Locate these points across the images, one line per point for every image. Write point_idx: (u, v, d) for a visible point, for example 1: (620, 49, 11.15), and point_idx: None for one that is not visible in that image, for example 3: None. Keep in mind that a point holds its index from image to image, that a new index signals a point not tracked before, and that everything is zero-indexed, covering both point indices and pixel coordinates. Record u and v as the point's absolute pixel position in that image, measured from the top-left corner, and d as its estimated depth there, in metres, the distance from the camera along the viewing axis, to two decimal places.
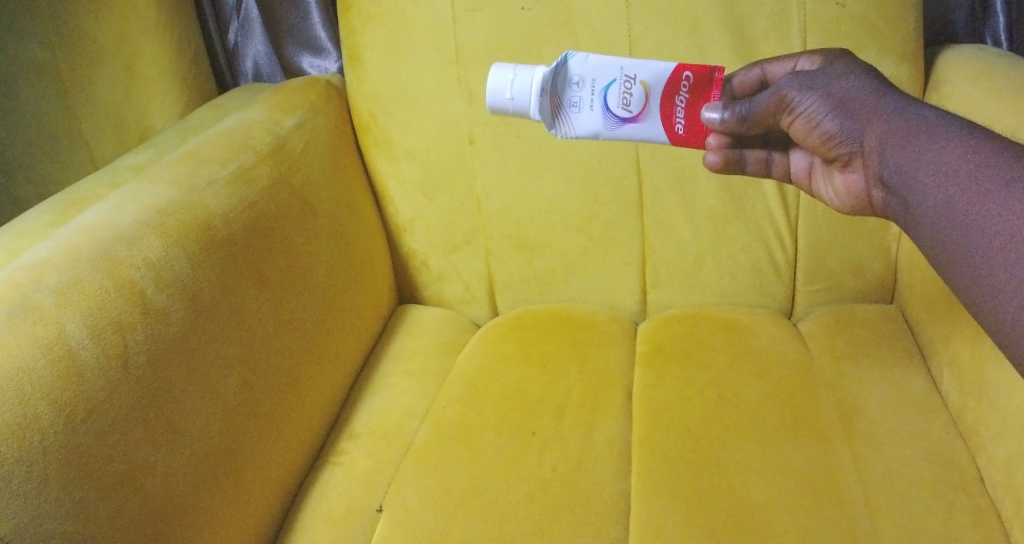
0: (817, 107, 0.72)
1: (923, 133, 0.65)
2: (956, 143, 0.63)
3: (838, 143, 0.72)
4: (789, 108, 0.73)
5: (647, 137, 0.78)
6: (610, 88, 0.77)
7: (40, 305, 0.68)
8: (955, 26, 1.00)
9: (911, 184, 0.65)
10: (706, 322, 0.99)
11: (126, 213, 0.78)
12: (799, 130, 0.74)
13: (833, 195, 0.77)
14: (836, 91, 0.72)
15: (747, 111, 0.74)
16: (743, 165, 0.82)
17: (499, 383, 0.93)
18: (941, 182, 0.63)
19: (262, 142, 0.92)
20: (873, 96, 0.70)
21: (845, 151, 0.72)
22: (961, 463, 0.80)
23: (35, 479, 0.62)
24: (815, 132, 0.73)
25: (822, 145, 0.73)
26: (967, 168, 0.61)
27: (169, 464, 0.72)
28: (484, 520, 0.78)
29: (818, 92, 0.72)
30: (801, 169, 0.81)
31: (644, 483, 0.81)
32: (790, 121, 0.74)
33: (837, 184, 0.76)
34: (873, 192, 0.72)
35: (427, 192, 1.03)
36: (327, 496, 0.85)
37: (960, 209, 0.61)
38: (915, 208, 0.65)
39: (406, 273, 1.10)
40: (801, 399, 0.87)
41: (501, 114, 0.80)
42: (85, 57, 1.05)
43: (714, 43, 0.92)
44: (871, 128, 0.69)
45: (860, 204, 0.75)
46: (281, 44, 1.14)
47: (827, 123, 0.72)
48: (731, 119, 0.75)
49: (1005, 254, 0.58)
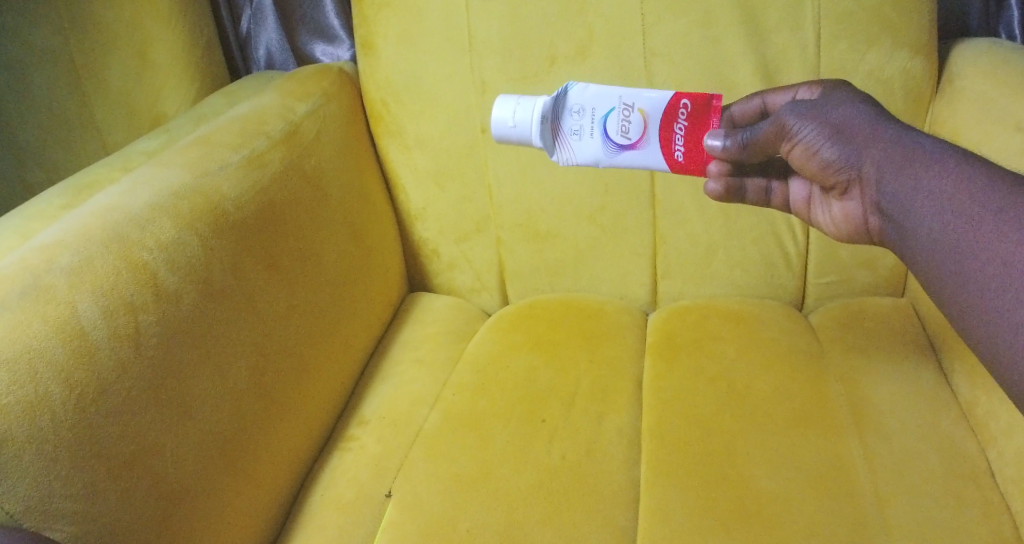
0: (815, 135, 0.72)
1: (921, 160, 0.65)
2: (953, 169, 0.63)
3: (836, 171, 0.71)
4: (789, 135, 0.73)
5: (648, 164, 0.79)
6: (609, 116, 0.78)
7: (52, 286, 0.68)
8: (969, 19, 1.00)
9: (909, 209, 0.65)
10: (715, 313, 0.99)
11: (137, 196, 0.78)
12: (797, 157, 0.74)
13: (832, 223, 0.77)
14: (834, 117, 0.72)
15: (747, 139, 0.74)
16: (743, 194, 0.81)
17: (509, 372, 0.93)
18: (938, 207, 0.63)
19: (275, 128, 0.92)
20: (870, 123, 0.70)
21: (843, 179, 0.72)
22: (971, 456, 0.80)
23: (45, 456, 0.63)
24: (813, 159, 0.72)
25: (820, 172, 0.73)
26: (962, 194, 0.62)
27: (178, 447, 0.72)
28: (494, 506, 0.79)
29: (817, 120, 0.72)
30: (799, 198, 0.80)
31: (654, 472, 0.81)
32: (789, 149, 0.74)
33: (835, 212, 0.76)
34: (871, 220, 0.71)
35: (438, 180, 1.03)
36: (337, 481, 0.85)
37: (954, 234, 0.61)
38: (913, 235, 0.65)
39: (417, 260, 1.10)
40: (810, 389, 0.87)
41: (505, 142, 0.83)
42: (99, 43, 1.05)
43: (728, 34, 0.91)
44: (870, 154, 0.69)
45: (858, 231, 0.74)
46: (294, 32, 1.14)
47: (825, 151, 0.71)
48: (732, 147, 0.75)
49: (998, 282, 0.58)
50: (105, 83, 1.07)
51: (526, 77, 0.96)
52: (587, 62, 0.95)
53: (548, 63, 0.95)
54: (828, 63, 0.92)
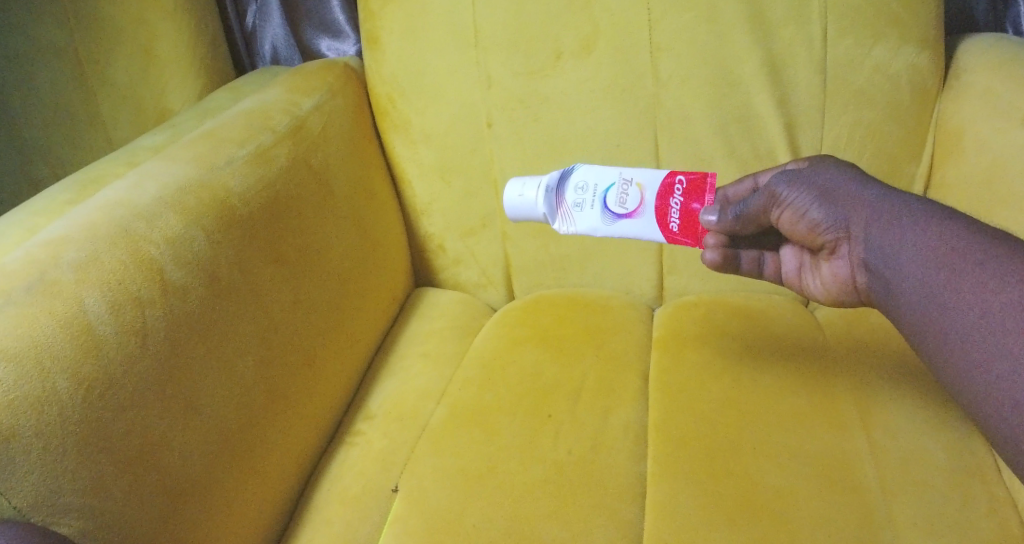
0: (803, 198, 0.76)
1: (905, 216, 0.70)
2: (936, 224, 0.68)
3: (824, 231, 0.75)
4: (778, 202, 0.77)
5: (645, 234, 0.82)
6: (609, 190, 0.82)
7: (59, 281, 0.68)
8: (975, 14, 1.00)
9: (896, 262, 0.69)
10: (722, 308, 0.99)
11: (144, 191, 0.78)
12: (787, 222, 0.77)
13: (822, 288, 0.79)
14: (821, 182, 0.76)
15: (740, 211, 0.78)
16: (739, 264, 0.82)
17: (515, 366, 0.93)
18: (922, 261, 0.67)
19: (281, 123, 0.92)
20: (854, 186, 0.74)
21: (831, 238, 0.75)
22: (977, 450, 0.80)
23: (53, 451, 0.63)
24: (802, 221, 0.76)
25: (809, 234, 0.76)
26: (945, 249, 0.66)
27: (187, 442, 0.72)
28: (500, 501, 0.79)
29: (804, 185, 0.76)
30: (791, 267, 0.82)
31: (660, 467, 0.81)
32: (779, 215, 0.78)
33: (824, 276, 0.78)
34: (858, 278, 0.74)
35: (444, 175, 1.03)
36: (343, 475, 0.85)
37: (937, 286, 0.66)
38: (900, 287, 0.69)
39: (422, 255, 1.10)
40: (816, 385, 0.87)
41: (515, 217, 0.88)
42: (103, 38, 1.05)
43: (734, 28, 0.91)
44: (856, 213, 0.73)
45: (846, 293, 0.77)
46: (300, 28, 1.14)
47: (814, 213, 0.75)
48: (727, 220, 0.78)
49: (980, 331, 0.62)
50: (110, 78, 1.07)
51: (532, 72, 0.96)
52: (592, 57, 0.95)
53: (553, 58, 0.95)
54: (834, 57, 0.91)
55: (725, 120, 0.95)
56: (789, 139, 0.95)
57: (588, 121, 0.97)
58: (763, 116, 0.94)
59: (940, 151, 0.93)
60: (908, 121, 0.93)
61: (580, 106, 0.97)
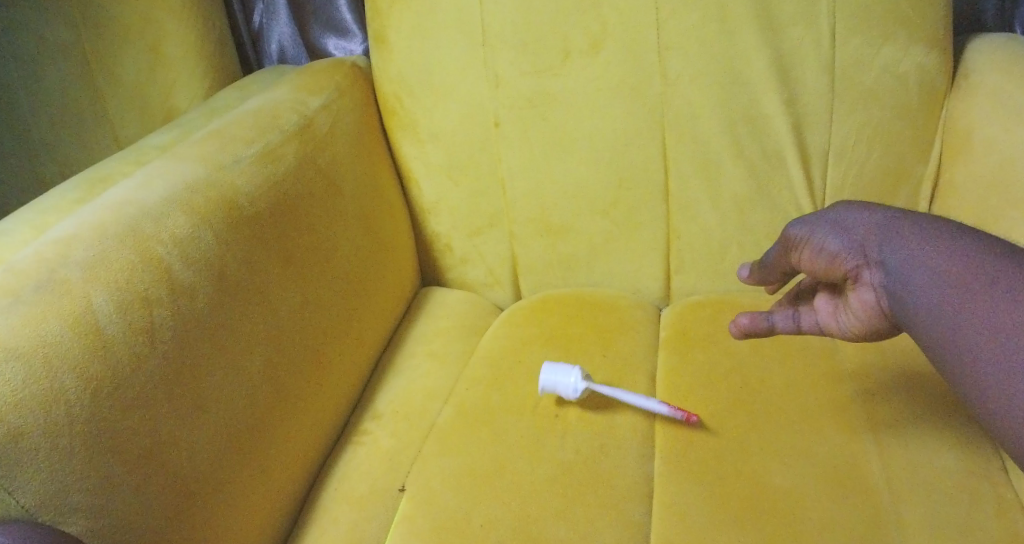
0: (818, 234, 0.76)
1: (917, 237, 0.70)
2: (947, 244, 0.68)
3: (844, 260, 0.74)
4: (795, 245, 0.78)
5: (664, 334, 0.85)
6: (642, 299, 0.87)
7: (67, 280, 0.68)
8: (983, 14, 0.99)
9: (912, 281, 0.69)
10: (730, 308, 0.99)
11: (151, 190, 0.78)
12: (807, 261, 0.77)
13: (856, 325, 0.75)
14: (834, 216, 0.76)
15: (764, 260, 0.83)
16: (771, 321, 0.81)
17: (522, 366, 0.93)
18: (936, 280, 0.67)
19: (288, 122, 0.92)
20: (865, 212, 0.75)
21: (851, 267, 0.73)
22: (986, 452, 0.80)
23: (60, 451, 0.63)
24: (821, 255, 0.76)
25: (829, 268, 0.75)
26: (958, 268, 0.67)
27: (193, 442, 0.72)
28: (507, 501, 0.79)
29: (818, 222, 0.77)
30: (825, 312, 0.78)
31: (667, 468, 0.81)
32: (799, 256, 0.78)
33: (852, 310, 0.75)
34: (885, 303, 0.72)
35: (451, 175, 1.03)
36: (350, 475, 0.85)
37: (953, 307, 0.66)
38: (919, 307, 0.68)
39: (430, 255, 1.10)
40: (824, 386, 0.87)
41: (548, 388, 0.87)
42: (111, 36, 1.05)
43: (743, 28, 0.91)
44: (870, 238, 0.72)
45: (878, 322, 0.73)
46: (307, 27, 1.14)
47: (830, 244, 0.75)
48: (754, 272, 0.84)
49: (995, 351, 0.63)
50: (117, 76, 1.07)
51: (540, 71, 0.96)
52: (601, 56, 0.95)
53: (562, 57, 0.95)
54: (843, 57, 0.91)
55: (733, 119, 0.95)
56: (797, 138, 0.95)
57: (595, 121, 0.97)
58: (772, 116, 0.94)
59: (948, 151, 0.93)
60: (917, 121, 0.93)
61: (588, 105, 0.97)
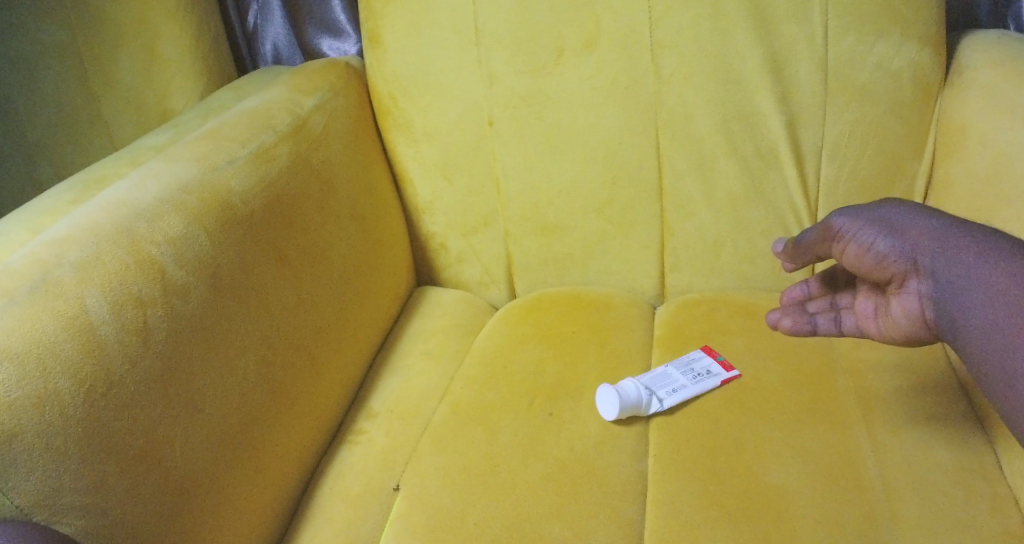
0: (867, 232, 0.78)
1: (972, 252, 0.71)
2: (1005, 262, 0.69)
3: (891, 263, 0.76)
4: (839, 237, 0.81)
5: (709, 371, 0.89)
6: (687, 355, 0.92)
7: (61, 281, 0.68)
8: (977, 11, 0.99)
9: (965, 298, 0.70)
10: (725, 307, 0.99)
11: (146, 190, 0.78)
12: (853, 255, 0.80)
13: (895, 328, 0.79)
14: (883, 214, 0.78)
15: (800, 240, 0.86)
16: (814, 323, 0.90)
17: (517, 365, 0.93)
18: (990, 301, 0.68)
19: (283, 122, 0.92)
20: (918, 217, 0.76)
21: (899, 271, 0.76)
22: (980, 449, 0.80)
23: (55, 451, 0.63)
24: (868, 254, 0.78)
25: (875, 267, 0.77)
26: (1015, 290, 0.67)
27: (189, 441, 0.72)
28: (502, 499, 0.79)
29: (867, 220, 0.78)
30: (865, 314, 0.83)
31: (661, 465, 0.81)
32: (843, 248, 0.80)
33: (893, 314, 0.79)
34: (928, 313, 0.74)
35: (446, 174, 1.03)
36: (345, 474, 0.85)
37: (1009, 330, 0.67)
38: (970, 324, 0.70)
39: (425, 254, 1.10)
40: (819, 384, 0.87)
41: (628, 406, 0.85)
42: (104, 38, 1.05)
43: (736, 26, 0.91)
44: (923, 245, 0.74)
45: (916, 329, 0.77)
46: (301, 27, 1.14)
47: (879, 245, 0.77)
48: (788, 248, 0.87)
49: None
50: (113, 78, 1.07)
51: (535, 70, 0.96)
52: (594, 55, 0.95)
53: (555, 56, 0.96)
54: (836, 54, 0.91)
55: (727, 117, 0.95)
56: (791, 136, 0.95)
57: (589, 119, 0.97)
58: (765, 114, 0.94)
59: (942, 148, 0.93)
60: (910, 118, 0.93)
61: (582, 104, 0.97)
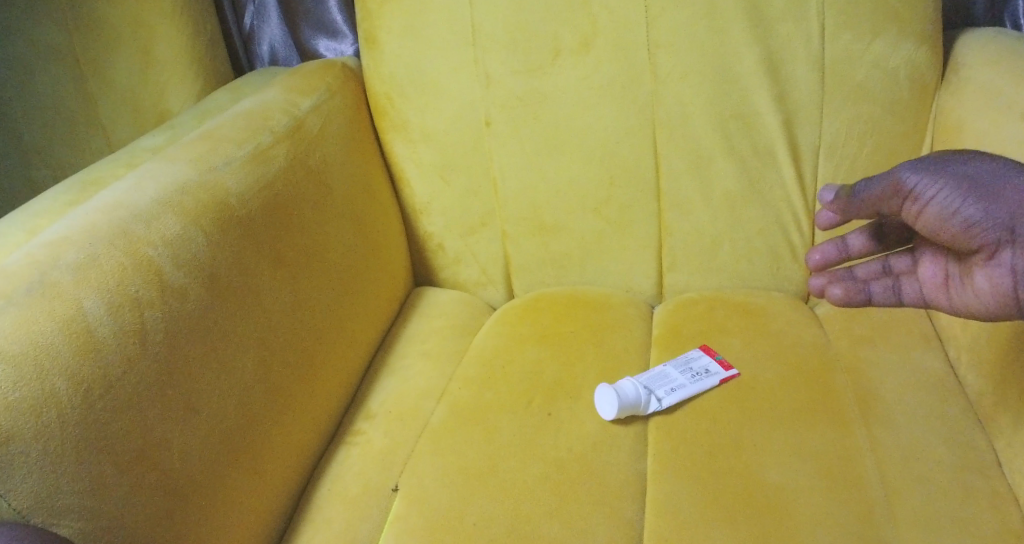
0: (951, 194, 0.71)
1: None
2: None
3: (981, 231, 0.70)
4: (914, 197, 0.73)
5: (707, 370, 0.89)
6: (685, 355, 0.92)
7: (58, 282, 0.68)
8: (973, 9, 1.00)
9: None
10: (723, 306, 0.99)
11: (143, 192, 0.78)
12: (931, 218, 0.72)
13: (975, 303, 0.73)
14: (968, 172, 0.71)
15: (860, 193, 0.78)
16: (868, 292, 0.84)
17: (515, 365, 0.93)
18: None
19: (279, 123, 0.92)
20: (1014, 179, 0.69)
21: (990, 240, 0.69)
22: (979, 447, 0.79)
23: (52, 453, 0.63)
24: (953, 219, 0.71)
25: (961, 235, 0.71)
26: None
27: (186, 443, 0.72)
28: (501, 499, 0.79)
29: (949, 179, 0.71)
30: (934, 283, 0.78)
31: (660, 465, 0.81)
32: (919, 209, 0.73)
33: (976, 287, 0.72)
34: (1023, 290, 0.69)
35: (443, 174, 1.03)
36: (343, 475, 0.85)
37: None
38: None
39: (422, 255, 1.10)
40: (817, 382, 0.87)
41: (626, 406, 0.85)
42: (100, 40, 1.05)
43: (732, 25, 0.91)
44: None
45: (1002, 305, 0.71)
46: (297, 28, 1.14)
47: (968, 209, 0.70)
48: (842, 200, 0.79)
49: None
50: (109, 80, 1.07)
51: (532, 70, 0.96)
52: (591, 55, 0.95)
53: (552, 56, 0.96)
54: (833, 53, 0.91)
55: (724, 116, 0.95)
56: (787, 134, 0.95)
57: (586, 119, 0.97)
58: (762, 113, 0.94)
59: (939, 146, 0.93)
60: (906, 117, 0.93)
61: (579, 103, 0.97)
